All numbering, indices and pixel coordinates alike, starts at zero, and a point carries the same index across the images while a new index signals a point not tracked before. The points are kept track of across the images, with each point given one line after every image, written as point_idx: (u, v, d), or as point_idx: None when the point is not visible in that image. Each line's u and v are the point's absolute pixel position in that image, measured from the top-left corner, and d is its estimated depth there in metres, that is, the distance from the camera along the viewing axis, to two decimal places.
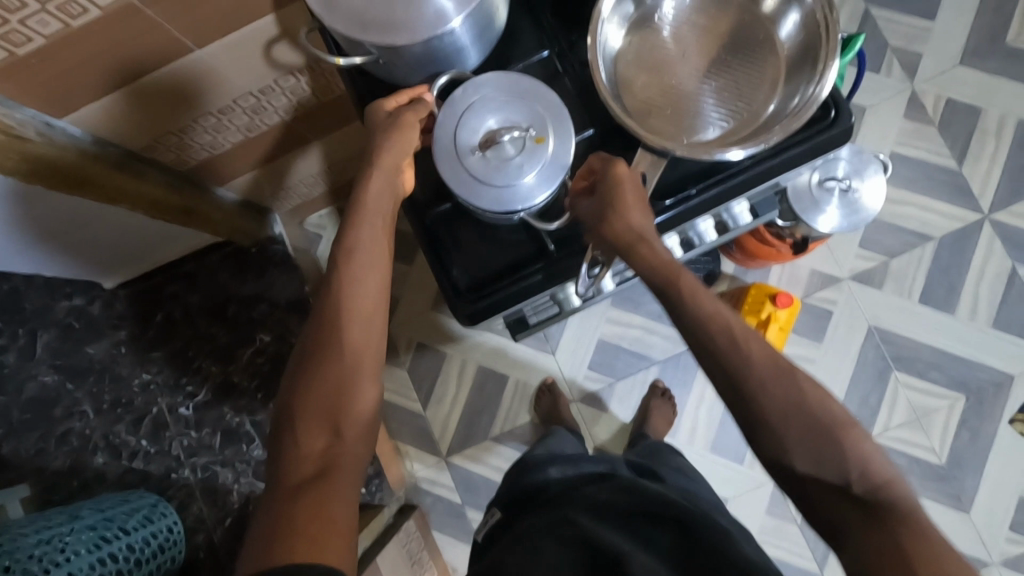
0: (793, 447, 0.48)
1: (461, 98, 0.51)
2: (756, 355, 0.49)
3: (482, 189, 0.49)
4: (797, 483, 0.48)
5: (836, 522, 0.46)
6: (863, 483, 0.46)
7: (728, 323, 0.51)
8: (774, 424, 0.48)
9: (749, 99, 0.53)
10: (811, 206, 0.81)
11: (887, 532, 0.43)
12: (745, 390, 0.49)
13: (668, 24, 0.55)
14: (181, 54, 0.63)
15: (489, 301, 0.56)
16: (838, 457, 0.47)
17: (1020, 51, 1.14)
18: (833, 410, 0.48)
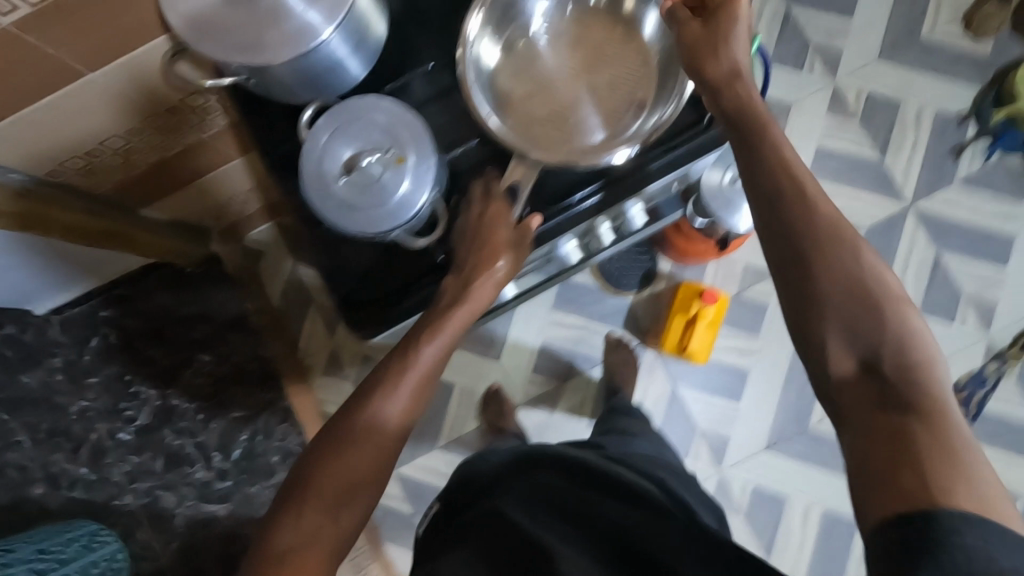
0: (828, 312, 0.48)
1: (316, 127, 0.47)
2: (824, 212, 0.50)
3: (348, 214, 0.47)
4: (818, 356, 0.49)
5: (844, 406, 0.47)
6: (893, 363, 0.46)
7: (798, 182, 0.51)
8: (819, 287, 0.49)
9: (625, 99, 0.56)
10: (725, 205, 0.83)
11: (901, 414, 0.44)
12: (801, 254, 0.49)
13: (541, 33, 0.57)
14: (72, 78, 0.62)
15: (385, 315, 0.57)
16: (875, 329, 0.48)
17: (935, 45, 1.18)
18: (881, 283, 0.49)
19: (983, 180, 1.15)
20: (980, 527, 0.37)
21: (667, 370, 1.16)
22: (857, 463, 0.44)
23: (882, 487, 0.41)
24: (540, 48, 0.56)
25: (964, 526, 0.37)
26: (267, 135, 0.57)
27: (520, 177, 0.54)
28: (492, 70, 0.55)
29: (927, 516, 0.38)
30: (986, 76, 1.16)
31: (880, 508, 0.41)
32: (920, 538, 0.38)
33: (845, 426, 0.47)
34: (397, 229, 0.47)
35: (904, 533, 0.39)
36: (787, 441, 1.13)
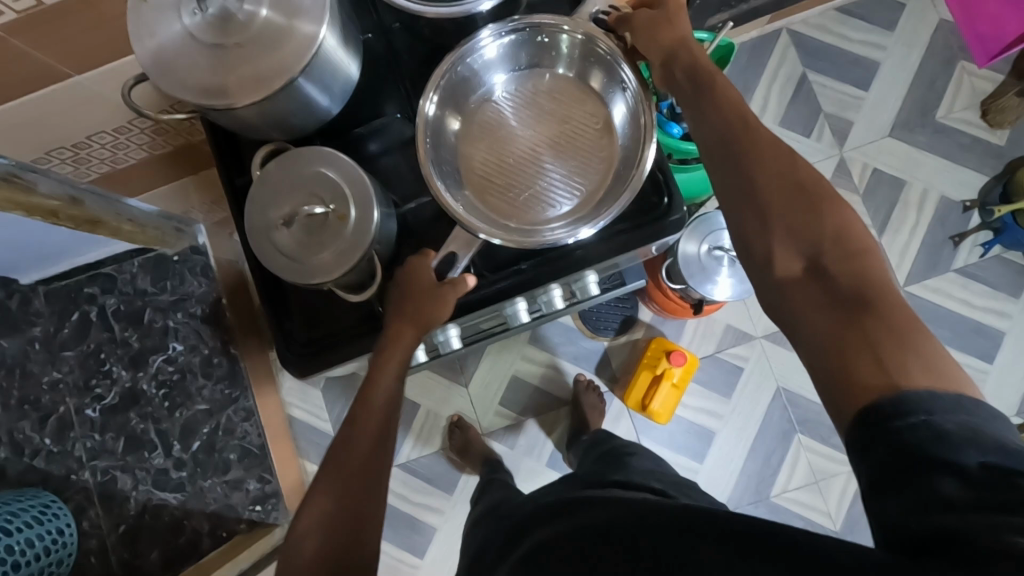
0: (772, 219, 0.47)
1: (266, 174, 0.48)
2: (757, 131, 0.50)
3: (286, 263, 0.47)
4: (763, 262, 0.46)
5: (798, 314, 0.44)
6: (835, 255, 0.44)
7: (735, 106, 0.52)
8: (757, 195, 0.48)
9: (589, 174, 0.56)
10: (700, 274, 0.82)
11: (854, 306, 0.41)
12: (744, 175, 0.49)
13: (506, 107, 0.58)
14: (59, 80, 0.64)
15: (319, 358, 0.57)
16: (817, 230, 0.45)
17: (947, 129, 1.16)
18: (821, 185, 0.47)
19: (980, 273, 1.13)
20: (936, 399, 0.35)
21: (633, 422, 1.15)
22: (820, 372, 0.41)
23: (844, 385, 0.39)
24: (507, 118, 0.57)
25: (923, 402, 0.35)
26: (229, 163, 0.56)
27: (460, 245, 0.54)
28: (458, 144, 0.57)
29: (884, 402, 0.36)
30: (996, 168, 1.14)
31: (851, 404, 0.38)
32: (890, 416, 0.36)
33: (800, 344, 0.43)
34: (334, 281, 0.47)
35: (871, 421, 0.36)
36: (743, 509, 1.11)
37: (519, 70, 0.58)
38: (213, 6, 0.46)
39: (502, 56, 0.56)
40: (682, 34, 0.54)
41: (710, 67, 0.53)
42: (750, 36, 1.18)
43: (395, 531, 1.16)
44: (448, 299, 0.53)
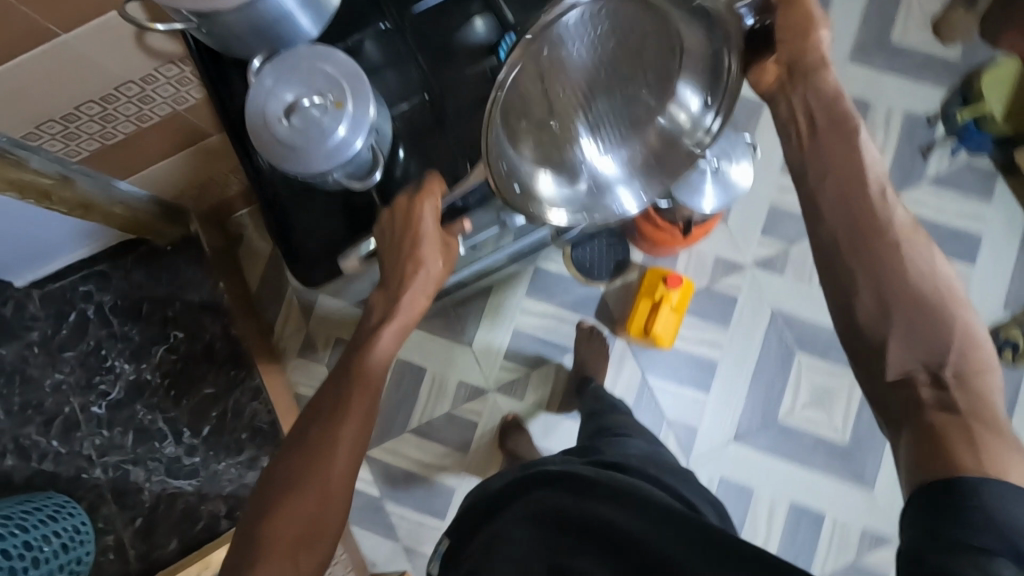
0: (898, 317, 0.56)
1: (261, 72, 0.49)
2: (883, 221, 0.57)
3: (287, 155, 0.49)
4: (882, 356, 0.57)
5: (911, 402, 0.57)
6: (957, 365, 0.56)
7: (864, 191, 0.57)
8: (891, 298, 0.56)
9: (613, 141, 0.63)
10: (686, 186, 0.85)
11: (958, 411, 0.55)
12: (880, 276, 0.56)
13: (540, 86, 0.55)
14: (46, 38, 0.65)
15: (324, 265, 0.60)
16: (935, 334, 0.56)
17: (904, 49, 1.21)
18: (940, 289, 0.57)
19: (951, 181, 1.17)
20: (987, 484, 0.49)
21: (637, 360, 1.17)
22: (919, 452, 0.54)
23: (938, 460, 0.52)
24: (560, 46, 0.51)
25: (988, 487, 0.49)
26: (222, 90, 0.60)
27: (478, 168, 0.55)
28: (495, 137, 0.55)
29: (958, 486, 0.49)
30: (954, 81, 1.19)
31: (938, 472, 0.52)
32: (959, 498, 0.49)
33: (904, 430, 0.56)
34: (335, 171, 0.50)
35: (943, 499, 0.50)
36: (754, 433, 1.13)
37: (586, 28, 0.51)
38: None
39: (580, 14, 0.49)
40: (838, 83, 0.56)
41: (852, 114, 0.57)
42: None
43: (414, 496, 1.16)
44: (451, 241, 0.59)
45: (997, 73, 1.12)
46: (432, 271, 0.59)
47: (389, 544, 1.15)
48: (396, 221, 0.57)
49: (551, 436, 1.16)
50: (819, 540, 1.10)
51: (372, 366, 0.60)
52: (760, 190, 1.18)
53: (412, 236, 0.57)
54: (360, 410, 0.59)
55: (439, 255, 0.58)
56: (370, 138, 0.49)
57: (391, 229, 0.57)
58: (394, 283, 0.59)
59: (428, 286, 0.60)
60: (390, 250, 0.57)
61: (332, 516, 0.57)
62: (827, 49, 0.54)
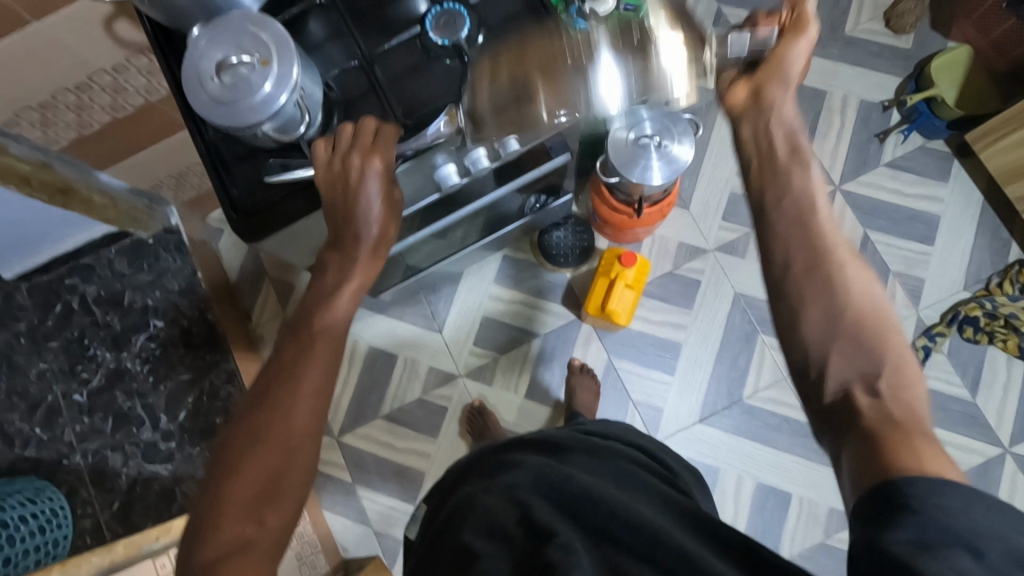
0: (839, 335, 0.51)
1: (197, 35, 0.54)
2: (834, 238, 0.53)
3: (216, 110, 0.53)
4: (816, 365, 0.51)
5: (841, 418, 0.50)
6: (887, 381, 0.49)
7: (812, 212, 0.54)
8: (840, 310, 0.51)
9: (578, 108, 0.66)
10: (632, 162, 0.89)
11: (896, 423, 0.47)
12: (830, 288, 0.52)
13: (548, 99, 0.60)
14: (21, 25, 0.71)
15: (267, 220, 0.61)
16: (870, 354, 0.50)
17: (858, 39, 1.25)
18: (882, 308, 0.52)
19: (908, 164, 1.20)
20: (936, 482, 0.40)
21: (604, 342, 1.19)
22: (862, 455, 0.46)
23: (876, 464, 0.44)
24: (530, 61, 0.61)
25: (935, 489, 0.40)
26: (172, 60, 0.62)
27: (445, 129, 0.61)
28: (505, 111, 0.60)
29: (889, 484, 0.42)
30: (906, 68, 1.23)
31: (872, 476, 0.44)
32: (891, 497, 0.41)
33: (846, 441, 0.48)
34: (261, 124, 0.53)
35: (881, 498, 0.41)
36: (719, 413, 1.14)
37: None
38: None
39: None
40: (795, 121, 0.58)
41: (809, 151, 0.57)
42: None
43: (385, 481, 1.18)
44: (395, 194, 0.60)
45: (943, 64, 1.16)
46: (385, 236, 0.61)
47: (361, 529, 1.16)
48: (346, 175, 0.58)
49: (520, 418, 1.18)
50: (787, 519, 1.10)
51: (331, 318, 0.59)
52: (719, 176, 1.22)
53: (355, 196, 0.58)
54: (322, 360, 0.57)
55: (388, 220, 0.60)
56: (294, 93, 0.53)
57: (333, 188, 0.58)
58: (348, 240, 0.60)
59: (374, 247, 0.61)
60: (336, 211, 0.59)
61: (294, 467, 0.54)
62: (792, 79, 0.58)
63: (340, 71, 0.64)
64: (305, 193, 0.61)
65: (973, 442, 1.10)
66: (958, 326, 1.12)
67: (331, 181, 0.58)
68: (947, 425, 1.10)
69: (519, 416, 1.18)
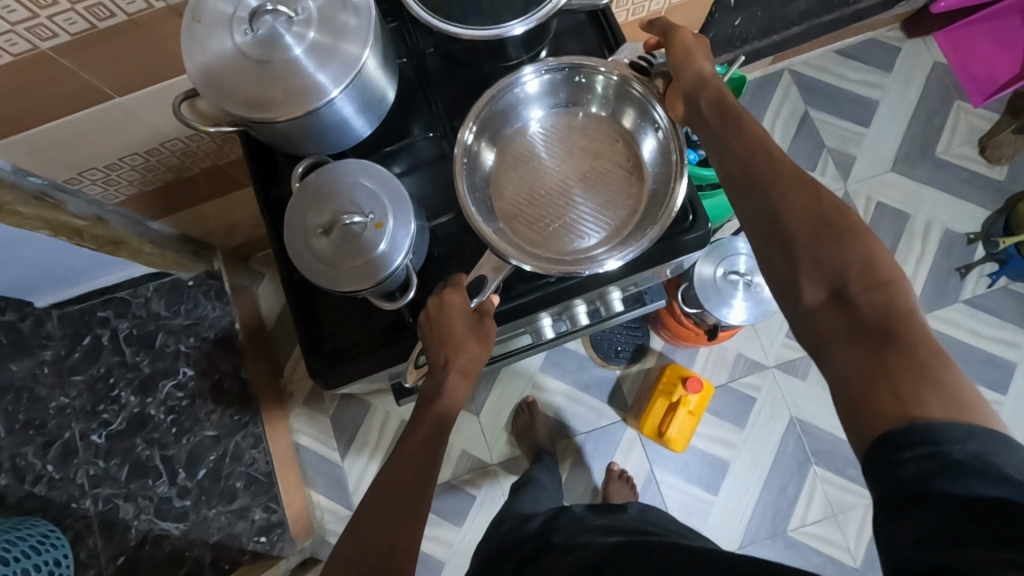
0: (798, 248, 0.47)
1: (306, 182, 0.50)
2: (781, 162, 0.50)
3: (319, 270, 0.48)
4: (790, 289, 0.47)
5: (820, 331, 0.45)
6: (861, 284, 0.44)
7: (760, 143, 0.51)
8: (784, 226, 0.48)
9: (616, 193, 0.54)
10: (716, 298, 0.84)
11: (882, 333, 0.42)
12: (772, 209, 0.48)
13: (581, 210, 0.53)
14: (104, 99, 0.66)
15: (350, 369, 0.55)
16: (841, 260, 0.45)
17: (948, 164, 1.20)
18: (846, 211, 0.47)
19: (987, 305, 1.14)
20: (960, 432, 0.36)
21: (646, 450, 1.14)
22: (844, 396, 0.42)
23: (867, 406, 0.40)
24: (641, 200, 0.53)
25: (961, 435, 0.36)
26: (264, 177, 0.57)
27: (489, 270, 0.52)
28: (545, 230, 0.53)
29: (902, 430, 0.37)
30: (996, 202, 1.18)
31: (871, 424, 0.39)
32: (900, 445, 0.37)
33: (827, 359, 0.44)
34: (365, 289, 0.48)
35: (884, 449, 0.38)
36: (759, 543, 1.09)
37: (557, 108, 0.56)
38: (264, 27, 0.47)
39: (576, 231, 0.53)
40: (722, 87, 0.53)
41: (737, 103, 0.53)
42: (752, 76, 1.25)
43: None
44: (487, 326, 0.52)
45: None
46: (468, 353, 0.52)
47: None
48: (439, 314, 0.51)
49: None
50: None
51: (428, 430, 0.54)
52: None
53: (450, 329, 0.51)
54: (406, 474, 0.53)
55: (474, 338, 0.52)
56: (405, 258, 0.48)
57: (430, 328, 0.52)
58: (439, 366, 0.52)
59: (466, 369, 0.53)
60: (427, 341, 0.52)
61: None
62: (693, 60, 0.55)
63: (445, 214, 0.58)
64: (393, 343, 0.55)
65: None
66: None
67: (428, 322, 0.52)
68: None
69: None
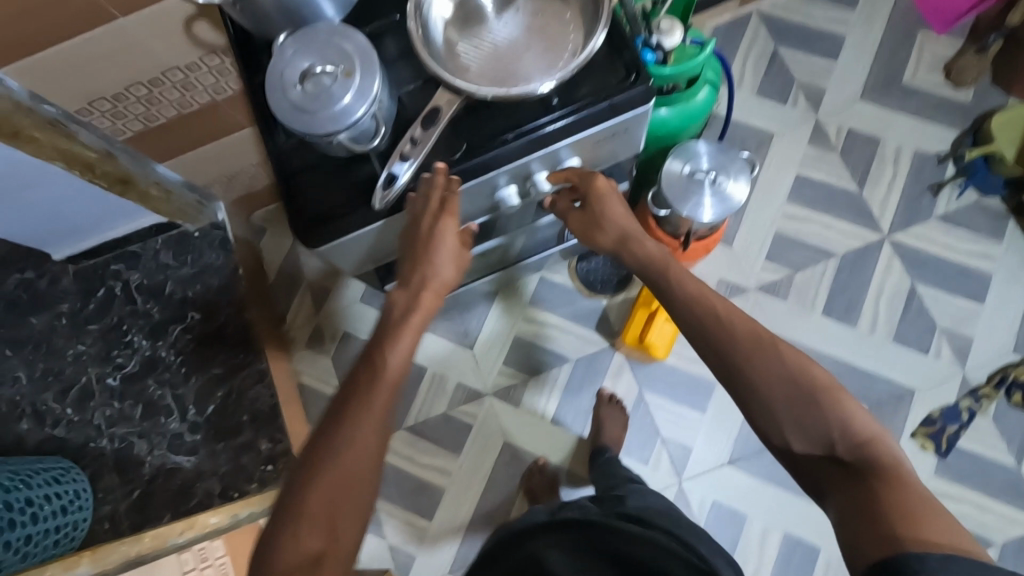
0: (780, 411, 0.56)
1: (284, 43, 0.56)
2: (740, 330, 0.59)
3: (298, 117, 0.54)
4: (784, 448, 0.56)
5: (824, 480, 0.55)
6: (845, 442, 0.54)
7: (714, 312, 0.61)
8: (763, 391, 0.56)
9: (556, 40, 0.60)
10: (683, 196, 0.88)
11: (868, 478, 0.52)
12: (746, 376, 0.57)
13: (528, 58, 0.60)
14: (107, 21, 0.73)
15: (324, 230, 0.61)
16: (821, 421, 0.54)
17: (915, 90, 1.24)
18: (814, 374, 0.56)
19: (960, 219, 1.18)
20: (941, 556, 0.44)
21: (635, 374, 1.17)
22: (849, 531, 0.50)
23: (871, 534, 0.49)
24: (575, 44, 0.60)
25: (935, 560, 0.44)
26: (250, 65, 0.64)
27: (443, 103, 0.58)
28: (496, 74, 0.60)
29: (897, 560, 0.46)
30: (964, 122, 1.22)
31: (871, 552, 0.48)
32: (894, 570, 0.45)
33: (832, 496, 0.53)
34: (342, 131, 0.54)
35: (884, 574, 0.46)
36: (748, 458, 1.12)
37: None
38: None
39: (524, 75, 0.59)
40: (641, 241, 0.69)
41: (668, 263, 0.67)
42: (722, 19, 1.30)
43: (404, 495, 1.16)
44: (463, 252, 0.64)
45: (1009, 118, 1.11)
46: (441, 277, 0.63)
47: (375, 540, 1.14)
48: (421, 236, 0.61)
49: (545, 450, 1.16)
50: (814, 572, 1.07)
51: (398, 347, 0.59)
52: (765, 213, 1.20)
53: (434, 250, 0.61)
54: (390, 378, 0.58)
55: (451, 264, 0.63)
56: (372, 104, 0.54)
57: (412, 248, 0.62)
58: (414, 282, 0.62)
59: (441, 289, 0.63)
60: (406, 262, 0.63)
61: (364, 490, 0.54)
62: (601, 213, 0.69)
63: (414, 86, 0.62)
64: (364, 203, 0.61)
65: (1015, 512, 1.06)
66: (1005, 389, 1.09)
67: (415, 239, 0.61)
68: (989, 493, 1.07)
69: (545, 447, 1.16)
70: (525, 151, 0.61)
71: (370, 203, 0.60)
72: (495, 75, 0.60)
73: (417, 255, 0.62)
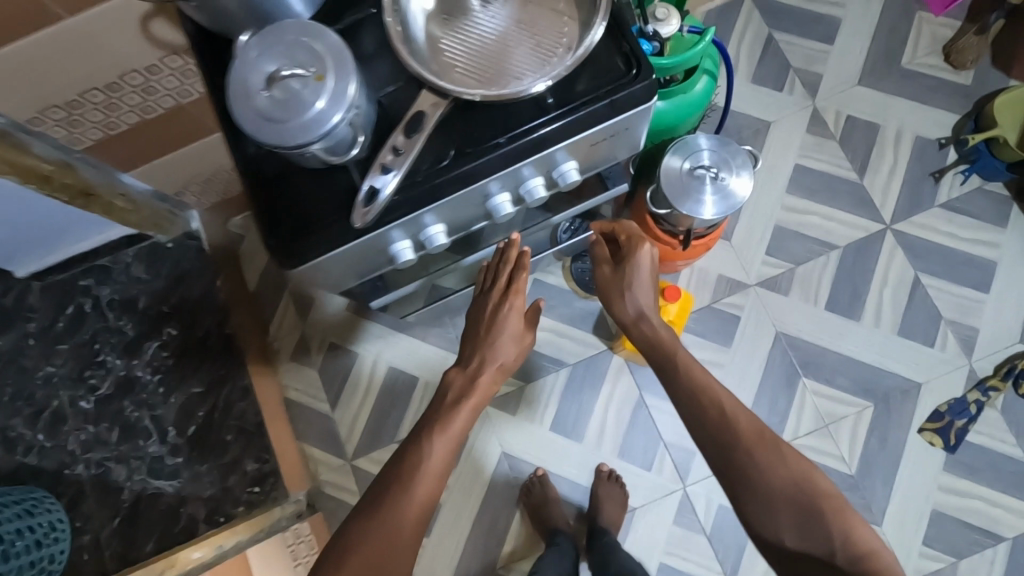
0: (778, 513, 0.56)
1: (247, 43, 0.50)
2: (738, 424, 0.60)
3: (265, 127, 0.48)
4: (775, 547, 0.56)
5: None
6: (843, 552, 0.53)
7: (717, 403, 0.62)
8: (764, 487, 0.57)
9: (550, 32, 0.55)
10: (683, 194, 0.84)
11: None
12: (747, 473, 0.58)
13: (519, 51, 0.55)
14: (54, 21, 0.67)
15: (298, 248, 0.55)
16: (818, 526, 0.55)
17: (915, 73, 1.20)
18: (814, 479, 0.57)
19: (963, 206, 1.14)
20: None
21: (635, 377, 1.14)
22: None
23: None
24: (570, 35, 0.55)
25: None
26: (212, 68, 0.58)
27: (428, 106, 0.53)
28: (485, 71, 0.54)
29: None
30: (964, 106, 1.18)
31: None
32: None
33: None
34: (315, 141, 0.49)
35: None
36: None
37: None
38: None
39: (515, 71, 0.54)
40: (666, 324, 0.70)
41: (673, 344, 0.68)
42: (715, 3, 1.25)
43: None
44: (527, 336, 0.68)
45: (1010, 100, 1.09)
46: (496, 357, 0.65)
47: None
48: (486, 312, 0.67)
49: (546, 460, 1.12)
50: None
51: (454, 425, 0.62)
52: (764, 206, 1.16)
53: (496, 329, 0.66)
54: (435, 465, 0.59)
55: (513, 345, 0.66)
56: (349, 110, 0.48)
57: (474, 329, 0.67)
58: (474, 363, 0.65)
59: (506, 369, 0.67)
60: (468, 341, 0.67)
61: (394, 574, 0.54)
62: (628, 284, 0.70)
63: (395, 87, 0.57)
64: (342, 218, 0.55)
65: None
66: (1013, 381, 1.06)
67: (480, 315, 0.67)
68: (998, 486, 1.05)
69: (546, 458, 1.12)
70: (518, 157, 0.56)
71: (350, 219, 0.54)
72: (483, 72, 0.55)
73: (479, 333, 0.66)
